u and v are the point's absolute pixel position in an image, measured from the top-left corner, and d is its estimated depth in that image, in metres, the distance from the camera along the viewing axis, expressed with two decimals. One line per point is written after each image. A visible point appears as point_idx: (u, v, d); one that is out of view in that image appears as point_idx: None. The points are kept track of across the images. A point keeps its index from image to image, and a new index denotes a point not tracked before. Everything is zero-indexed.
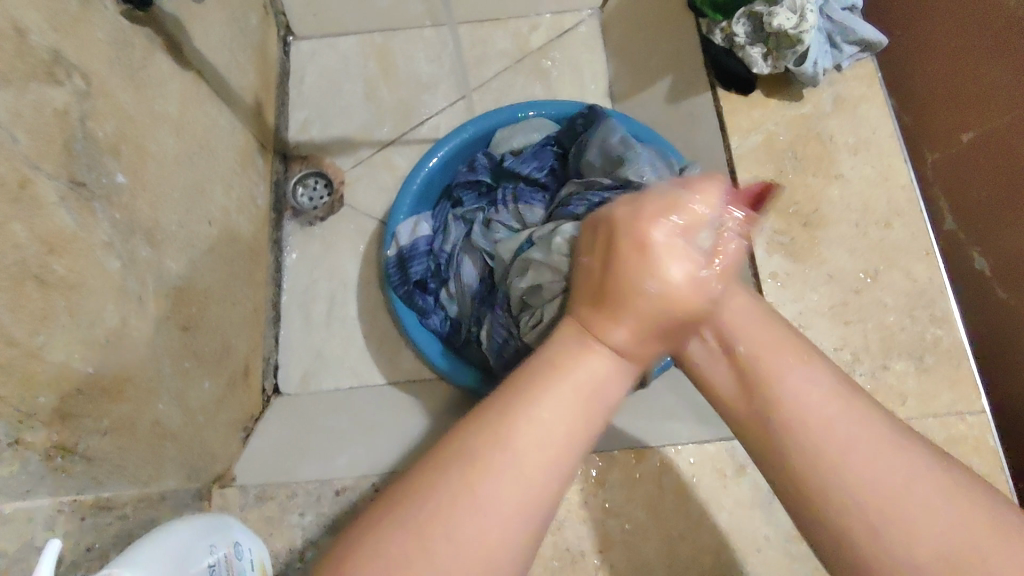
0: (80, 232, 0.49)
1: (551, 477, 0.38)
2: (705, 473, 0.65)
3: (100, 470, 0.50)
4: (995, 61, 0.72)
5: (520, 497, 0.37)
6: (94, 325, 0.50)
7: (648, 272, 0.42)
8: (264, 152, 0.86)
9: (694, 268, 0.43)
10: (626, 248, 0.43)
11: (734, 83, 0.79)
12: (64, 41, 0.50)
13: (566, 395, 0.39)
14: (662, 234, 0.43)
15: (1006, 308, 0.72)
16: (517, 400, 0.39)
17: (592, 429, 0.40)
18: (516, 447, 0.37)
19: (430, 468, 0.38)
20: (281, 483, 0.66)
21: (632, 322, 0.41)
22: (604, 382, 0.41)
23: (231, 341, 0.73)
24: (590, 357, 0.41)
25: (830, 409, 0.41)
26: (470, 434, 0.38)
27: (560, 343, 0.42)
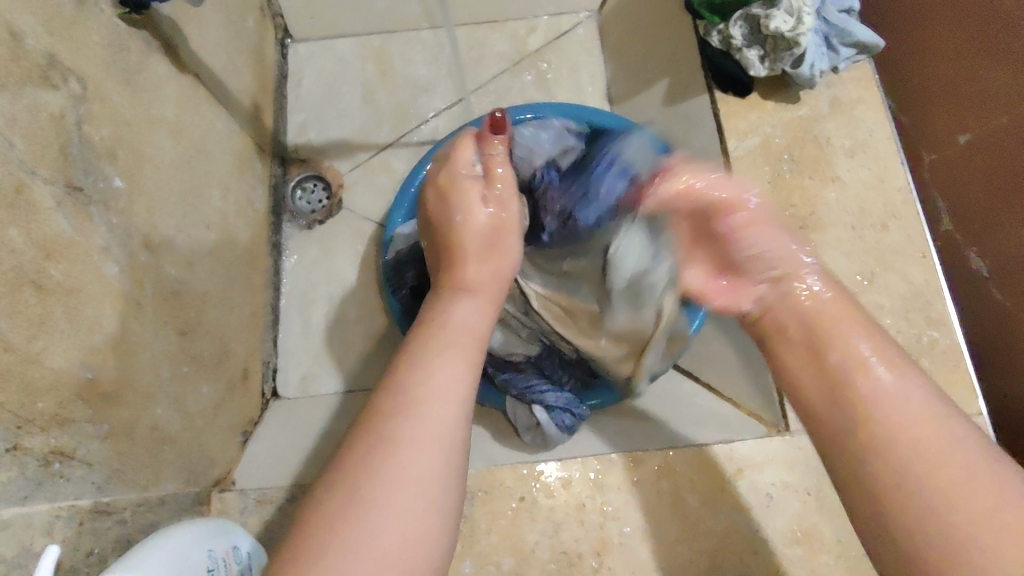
0: (76, 237, 0.49)
1: (457, 408, 0.43)
2: (703, 475, 0.65)
3: (99, 476, 0.50)
4: (992, 64, 0.73)
5: (425, 432, 0.41)
6: (91, 330, 0.50)
7: (462, 210, 0.51)
8: (262, 155, 0.86)
9: (491, 202, 0.52)
10: (440, 200, 0.53)
11: (732, 86, 0.79)
12: (60, 46, 0.50)
13: (439, 336, 0.45)
14: (472, 188, 0.52)
15: (1003, 309, 0.73)
16: (411, 354, 0.45)
17: (473, 357, 0.45)
18: (419, 387, 0.42)
19: (352, 437, 0.42)
20: (279, 486, 0.66)
21: (475, 257, 0.50)
22: (469, 316, 0.47)
23: (229, 345, 0.73)
24: (460, 304, 0.48)
25: (918, 424, 0.39)
26: (378, 398, 0.43)
27: (432, 306, 0.49)
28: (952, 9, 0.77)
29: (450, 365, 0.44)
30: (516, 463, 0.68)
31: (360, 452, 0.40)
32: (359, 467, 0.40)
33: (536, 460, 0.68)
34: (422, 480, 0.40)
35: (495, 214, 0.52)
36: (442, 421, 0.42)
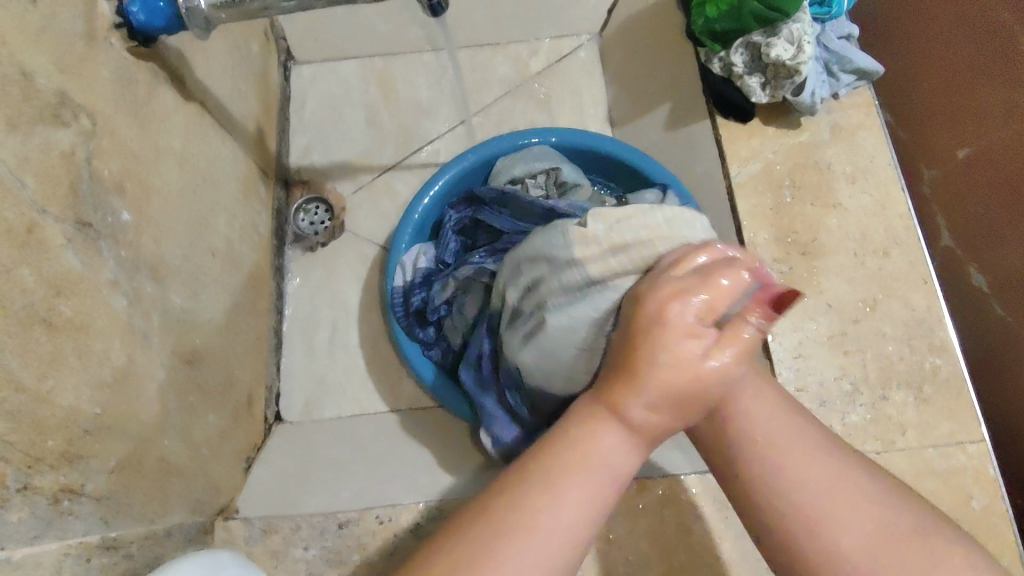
0: (86, 273, 0.50)
1: (568, 553, 0.41)
2: (709, 504, 0.65)
3: (108, 510, 0.50)
4: (988, 81, 0.74)
5: (529, 562, 0.40)
6: (101, 364, 0.50)
7: (663, 346, 0.42)
8: (266, 179, 0.87)
9: (711, 358, 0.42)
10: (645, 320, 0.44)
11: (734, 112, 0.79)
12: (70, 82, 0.50)
13: (575, 463, 0.43)
14: (687, 323, 0.42)
15: (1006, 326, 0.73)
16: (547, 475, 0.43)
17: (603, 500, 0.43)
18: (543, 516, 0.41)
19: (465, 520, 0.43)
20: (287, 516, 0.67)
21: (652, 404, 0.43)
22: (613, 451, 0.43)
23: (235, 372, 0.73)
24: (605, 436, 0.43)
25: (778, 422, 0.46)
26: (496, 500, 0.42)
27: (579, 419, 0.45)
28: (950, 27, 0.78)
29: (577, 494, 0.42)
30: None
31: (464, 547, 0.41)
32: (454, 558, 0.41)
33: None
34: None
35: (699, 373, 0.42)
36: (549, 548, 0.41)
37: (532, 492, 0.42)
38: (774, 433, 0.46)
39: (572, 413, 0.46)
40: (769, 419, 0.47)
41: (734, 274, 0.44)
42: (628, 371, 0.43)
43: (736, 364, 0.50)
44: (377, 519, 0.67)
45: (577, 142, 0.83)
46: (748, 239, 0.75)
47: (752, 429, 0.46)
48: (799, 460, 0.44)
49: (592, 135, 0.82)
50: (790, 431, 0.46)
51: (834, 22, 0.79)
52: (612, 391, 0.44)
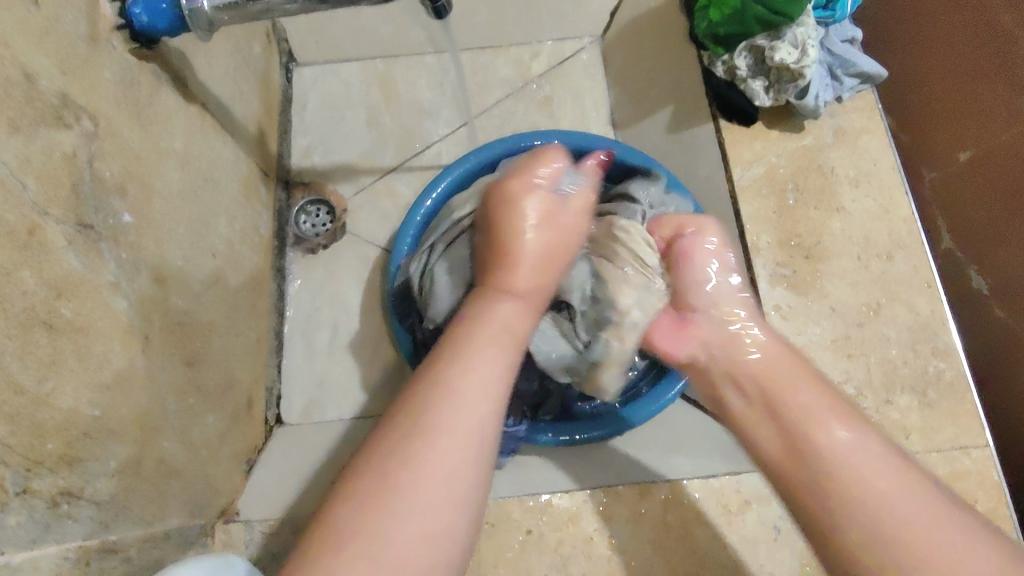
0: (87, 275, 0.49)
1: (491, 405, 0.46)
2: (711, 508, 0.65)
3: (107, 514, 0.50)
4: (992, 84, 0.73)
5: (456, 423, 0.44)
6: (100, 367, 0.50)
7: (520, 214, 0.54)
8: (267, 181, 0.86)
9: (556, 216, 0.55)
10: (507, 206, 0.55)
11: (737, 115, 0.80)
12: (72, 84, 0.50)
13: (476, 332, 0.49)
14: (533, 197, 0.55)
15: (1007, 328, 0.73)
16: (453, 346, 0.48)
17: (510, 352, 0.49)
18: (457, 376, 0.46)
19: (387, 422, 0.46)
20: (287, 518, 0.66)
21: (527, 265, 0.53)
22: (511, 315, 0.51)
23: (235, 374, 0.73)
24: (501, 305, 0.52)
25: (872, 464, 0.47)
26: (416, 386, 0.47)
27: (473, 305, 0.53)
28: (952, 30, 0.77)
29: (488, 353, 0.48)
30: (522, 494, 0.67)
31: (391, 438, 0.44)
32: (400, 446, 0.43)
33: (544, 492, 0.67)
34: (455, 463, 0.43)
35: (548, 234, 0.54)
36: (479, 398, 0.46)
37: (451, 364, 0.47)
38: (871, 483, 0.46)
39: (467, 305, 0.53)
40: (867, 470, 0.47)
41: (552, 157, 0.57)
42: (505, 250, 0.53)
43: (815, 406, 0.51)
44: None
45: (579, 145, 0.83)
46: (751, 242, 0.75)
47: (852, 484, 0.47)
48: (910, 515, 0.44)
49: (595, 138, 0.82)
50: (892, 480, 0.46)
51: (838, 26, 0.79)
52: (495, 274, 0.54)
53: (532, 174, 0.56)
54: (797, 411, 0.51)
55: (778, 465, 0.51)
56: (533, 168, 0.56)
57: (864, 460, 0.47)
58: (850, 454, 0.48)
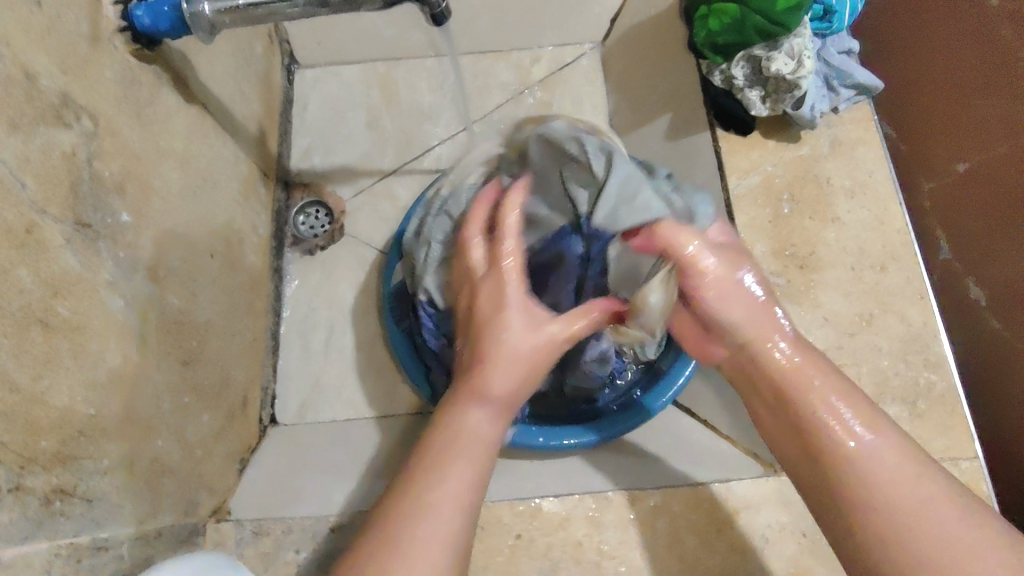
0: (84, 273, 0.50)
1: (461, 520, 0.47)
2: (701, 516, 0.65)
3: (99, 512, 0.50)
4: (991, 95, 0.74)
5: (431, 541, 0.45)
6: (95, 366, 0.50)
7: (500, 322, 0.55)
8: (266, 181, 0.87)
9: (534, 318, 0.55)
10: (484, 313, 0.56)
11: (734, 124, 0.80)
12: (73, 84, 0.51)
13: (450, 444, 0.50)
14: (512, 293, 0.56)
15: (1000, 338, 0.73)
16: (430, 463, 0.49)
17: (484, 465, 0.50)
18: (431, 494, 0.47)
19: (358, 542, 0.47)
20: (279, 518, 0.66)
21: (509, 368, 0.53)
22: (485, 425, 0.52)
23: (230, 374, 0.73)
24: (474, 414, 0.52)
25: (904, 470, 0.47)
26: (389, 508, 0.47)
27: (449, 413, 0.53)
28: (956, 41, 0.77)
29: (461, 470, 0.49)
30: (513, 498, 0.67)
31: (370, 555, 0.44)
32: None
33: (536, 496, 0.67)
34: None
35: (538, 335, 0.55)
36: (450, 524, 0.46)
37: (421, 486, 0.48)
38: (896, 478, 0.47)
39: (444, 412, 0.53)
40: (892, 474, 0.47)
41: (514, 250, 0.57)
42: (484, 351, 0.55)
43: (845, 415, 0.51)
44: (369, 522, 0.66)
45: None
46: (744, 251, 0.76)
47: (866, 491, 0.47)
48: (934, 525, 0.45)
49: None
50: (904, 480, 0.47)
51: (834, 37, 0.79)
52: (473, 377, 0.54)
53: (508, 271, 0.57)
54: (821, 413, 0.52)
55: (800, 470, 0.52)
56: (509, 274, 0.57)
57: (888, 464, 0.48)
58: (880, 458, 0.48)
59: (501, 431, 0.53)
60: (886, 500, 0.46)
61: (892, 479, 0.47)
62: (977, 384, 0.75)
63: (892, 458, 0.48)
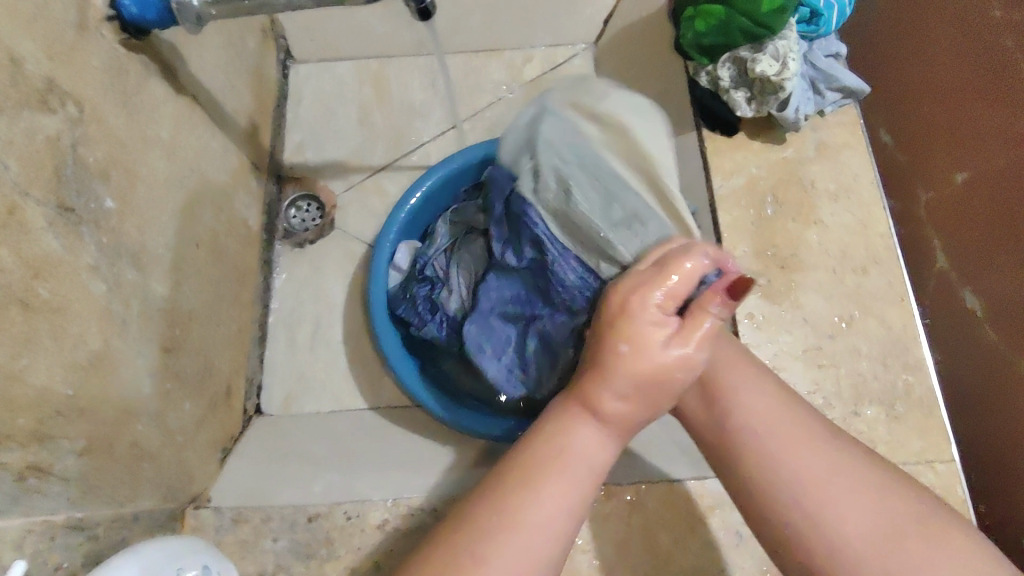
0: (66, 256, 0.51)
1: (559, 533, 0.45)
2: (676, 512, 0.65)
3: (75, 491, 0.51)
4: (989, 107, 0.69)
5: (530, 551, 0.44)
6: (76, 347, 0.51)
7: (625, 338, 0.46)
8: (257, 174, 0.88)
9: (681, 340, 0.46)
10: (617, 325, 0.47)
11: (719, 124, 0.82)
12: (58, 70, 0.52)
13: (556, 459, 0.47)
14: (650, 329, 0.46)
15: (995, 353, 0.67)
16: (523, 465, 0.47)
17: (587, 492, 0.47)
18: (524, 506, 0.45)
19: (438, 538, 0.46)
20: (258, 507, 0.67)
21: (629, 397, 0.46)
22: (591, 444, 0.48)
23: (214, 363, 0.74)
24: (582, 431, 0.48)
25: (783, 422, 0.51)
26: (476, 507, 0.46)
27: (553, 419, 0.49)
28: (957, 51, 0.74)
29: (557, 484, 0.46)
30: None
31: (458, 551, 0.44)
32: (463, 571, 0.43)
33: None
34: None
35: (677, 355, 0.46)
36: (545, 537, 0.45)
37: (516, 493, 0.46)
38: (766, 431, 0.51)
39: (547, 416, 0.50)
40: (773, 434, 0.50)
41: (694, 259, 0.48)
42: (598, 372, 0.47)
43: (738, 371, 0.55)
44: (345, 513, 0.67)
45: None
46: (726, 251, 0.77)
47: (755, 445, 0.51)
48: (811, 472, 0.48)
49: None
50: (793, 436, 0.50)
51: (822, 40, 0.80)
52: (585, 386, 0.48)
53: (670, 274, 0.47)
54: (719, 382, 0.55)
55: (696, 422, 0.56)
56: (651, 286, 0.48)
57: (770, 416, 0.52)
58: (762, 410, 0.52)
59: (612, 452, 0.49)
60: (766, 453, 0.50)
61: (776, 437, 0.50)
62: (962, 398, 0.70)
63: (770, 418, 0.52)
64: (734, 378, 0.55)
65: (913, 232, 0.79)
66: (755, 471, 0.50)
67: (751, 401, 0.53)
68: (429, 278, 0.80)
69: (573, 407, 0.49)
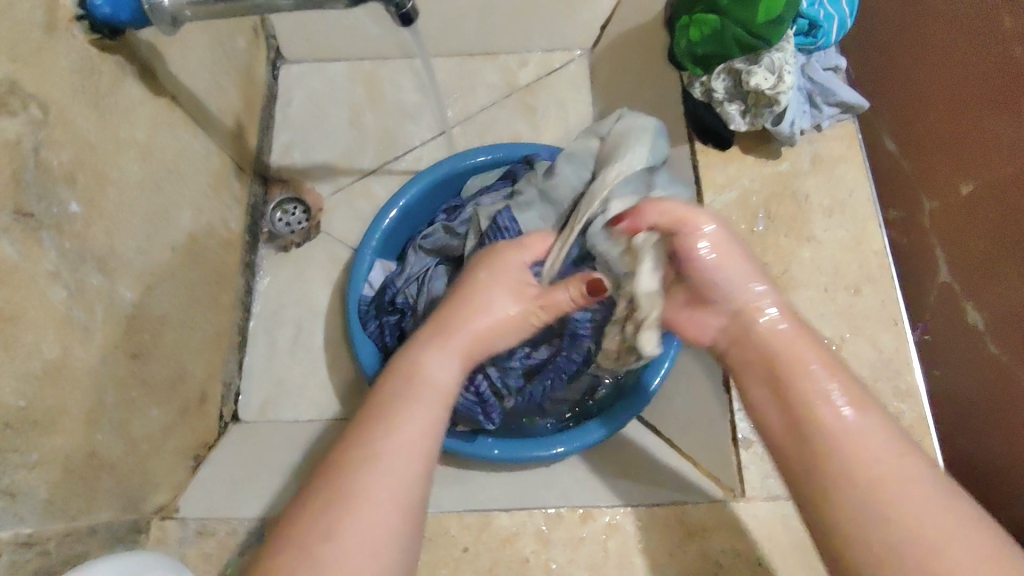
0: (21, 263, 0.49)
1: (414, 471, 0.46)
2: (652, 537, 0.63)
3: (23, 506, 0.49)
4: (998, 115, 0.66)
5: (380, 488, 0.44)
6: (30, 357, 0.49)
7: (486, 273, 0.58)
8: (241, 175, 0.86)
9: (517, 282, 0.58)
10: (473, 270, 0.59)
11: (711, 138, 0.79)
12: (22, 71, 0.50)
13: (408, 392, 0.49)
14: (509, 267, 0.59)
15: (999, 365, 0.65)
16: (382, 400, 0.49)
17: (439, 413, 0.49)
18: (381, 440, 0.46)
19: (305, 490, 0.46)
20: (224, 518, 0.65)
21: (482, 328, 0.55)
22: (442, 372, 0.51)
23: (187, 368, 0.72)
24: (433, 359, 0.52)
25: (878, 438, 0.44)
26: (341, 453, 0.46)
27: (407, 358, 0.52)
28: (966, 58, 0.70)
29: (413, 414, 0.48)
30: (461, 510, 0.66)
31: (319, 503, 0.44)
32: (324, 521, 0.43)
33: (484, 510, 0.66)
34: (376, 527, 0.43)
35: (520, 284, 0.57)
36: (398, 472, 0.45)
37: (372, 431, 0.47)
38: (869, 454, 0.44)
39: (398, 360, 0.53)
40: (887, 462, 0.43)
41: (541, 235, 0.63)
42: (459, 302, 0.56)
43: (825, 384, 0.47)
44: None
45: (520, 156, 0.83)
46: None
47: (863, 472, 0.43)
48: (934, 504, 0.41)
49: (534, 145, 0.83)
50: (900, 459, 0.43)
51: (821, 54, 0.77)
52: (433, 328, 0.55)
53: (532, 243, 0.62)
54: (804, 394, 0.47)
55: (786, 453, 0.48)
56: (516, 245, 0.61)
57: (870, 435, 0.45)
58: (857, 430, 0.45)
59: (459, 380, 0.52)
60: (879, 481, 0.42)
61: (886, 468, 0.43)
62: (967, 413, 0.68)
63: (879, 445, 0.44)
64: (827, 386, 0.47)
65: (917, 246, 0.76)
66: (865, 490, 0.43)
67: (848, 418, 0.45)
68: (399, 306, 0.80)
69: (421, 345, 0.53)
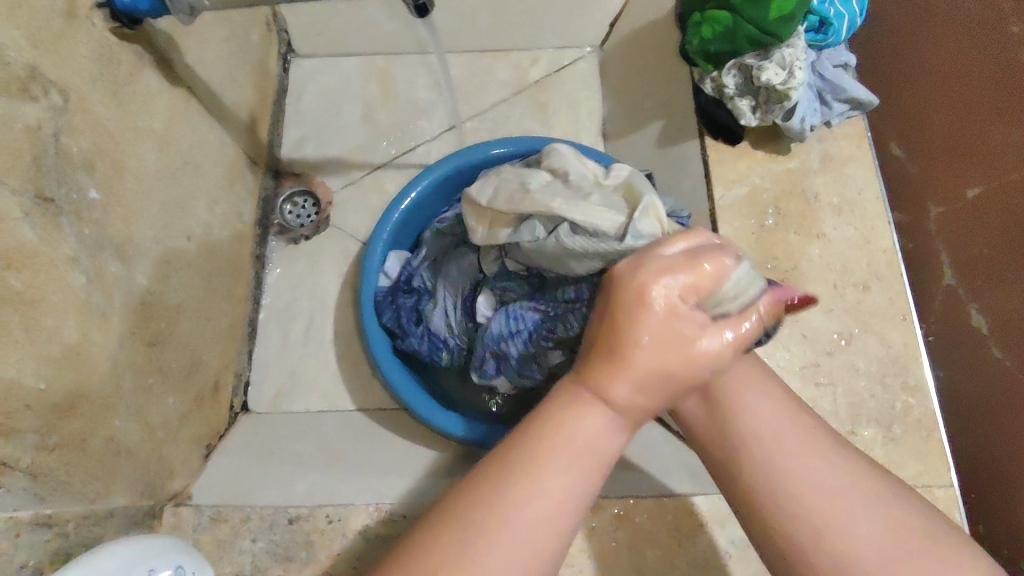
0: (42, 247, 0.49)
1: (554, 538, 0.43)
2: (662, 528, 0.64)
3: (44, 487, 0.50)
4: (1005, 123, 0.66)
5: (529, 549, 0.42)
6: (51, 340, 0.50)
7: (640, 329, 0.44)
8: (254, 168, 0.87)
9: (706, 326, 0.46)
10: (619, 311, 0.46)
11: (723, 133, 0.80)
12: (43, 58, 0.51)
13: (552, 446, 0.45)
14: (659, 323, 0.44)
15: (1003, 370, 0.65)
16: (525, 455, 0.45)
17: (593, 478, 0.45)
18: (528, 498, 0.43)
19: (443, 513, 0.44)
20: (238, 506, 0.66)
21: (643, 389, 0.45)
22: (599, 434, 0.45)
23: (201, 357, 0.73)
24: (590, 418, 0.45)
25: (781, 424, 0.50)
26: (480, 493, 0.44)
27: (564, 404, 0.46)
28: (976, 64, 0.71)
29: (557, 474, 0.44)
30: None
31: (447, 534, 0.42)
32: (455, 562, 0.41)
33: None
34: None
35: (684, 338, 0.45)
36: (545, 531, 0.43)
37: (511, 481, 0.44)
38: (764, 436, 0.49)
39: (550, 402, 0.47)
40: (775, 440, 0.49)
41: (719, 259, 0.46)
42: (617, 356, 0.45)
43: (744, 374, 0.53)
44: (327, 516, 0.65)
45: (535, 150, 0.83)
46: None
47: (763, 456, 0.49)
48: (809, 479, 0.47)
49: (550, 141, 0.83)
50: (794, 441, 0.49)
51: (832, 50, 0.78)
52: (596, 372, 0.46)
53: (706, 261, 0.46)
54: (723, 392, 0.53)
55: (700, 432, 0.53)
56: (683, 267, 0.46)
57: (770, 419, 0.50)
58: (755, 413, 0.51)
59: (620, 440, 0.46)
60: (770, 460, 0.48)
61: (789, 458, 0.48)
62: (971, 411, 0.67)
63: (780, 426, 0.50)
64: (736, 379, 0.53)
65: (920, 246, 0.76)
66: (755, 464, 0.49)
67: (756, 404, 0.51)
68: (415, 290, 0.81)
69: (584, 394, 0.46)
